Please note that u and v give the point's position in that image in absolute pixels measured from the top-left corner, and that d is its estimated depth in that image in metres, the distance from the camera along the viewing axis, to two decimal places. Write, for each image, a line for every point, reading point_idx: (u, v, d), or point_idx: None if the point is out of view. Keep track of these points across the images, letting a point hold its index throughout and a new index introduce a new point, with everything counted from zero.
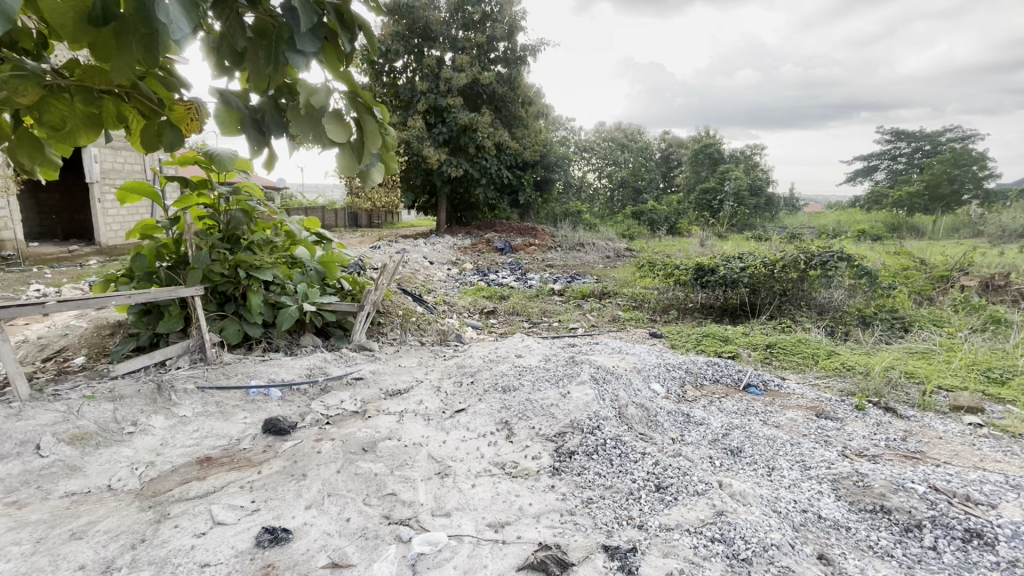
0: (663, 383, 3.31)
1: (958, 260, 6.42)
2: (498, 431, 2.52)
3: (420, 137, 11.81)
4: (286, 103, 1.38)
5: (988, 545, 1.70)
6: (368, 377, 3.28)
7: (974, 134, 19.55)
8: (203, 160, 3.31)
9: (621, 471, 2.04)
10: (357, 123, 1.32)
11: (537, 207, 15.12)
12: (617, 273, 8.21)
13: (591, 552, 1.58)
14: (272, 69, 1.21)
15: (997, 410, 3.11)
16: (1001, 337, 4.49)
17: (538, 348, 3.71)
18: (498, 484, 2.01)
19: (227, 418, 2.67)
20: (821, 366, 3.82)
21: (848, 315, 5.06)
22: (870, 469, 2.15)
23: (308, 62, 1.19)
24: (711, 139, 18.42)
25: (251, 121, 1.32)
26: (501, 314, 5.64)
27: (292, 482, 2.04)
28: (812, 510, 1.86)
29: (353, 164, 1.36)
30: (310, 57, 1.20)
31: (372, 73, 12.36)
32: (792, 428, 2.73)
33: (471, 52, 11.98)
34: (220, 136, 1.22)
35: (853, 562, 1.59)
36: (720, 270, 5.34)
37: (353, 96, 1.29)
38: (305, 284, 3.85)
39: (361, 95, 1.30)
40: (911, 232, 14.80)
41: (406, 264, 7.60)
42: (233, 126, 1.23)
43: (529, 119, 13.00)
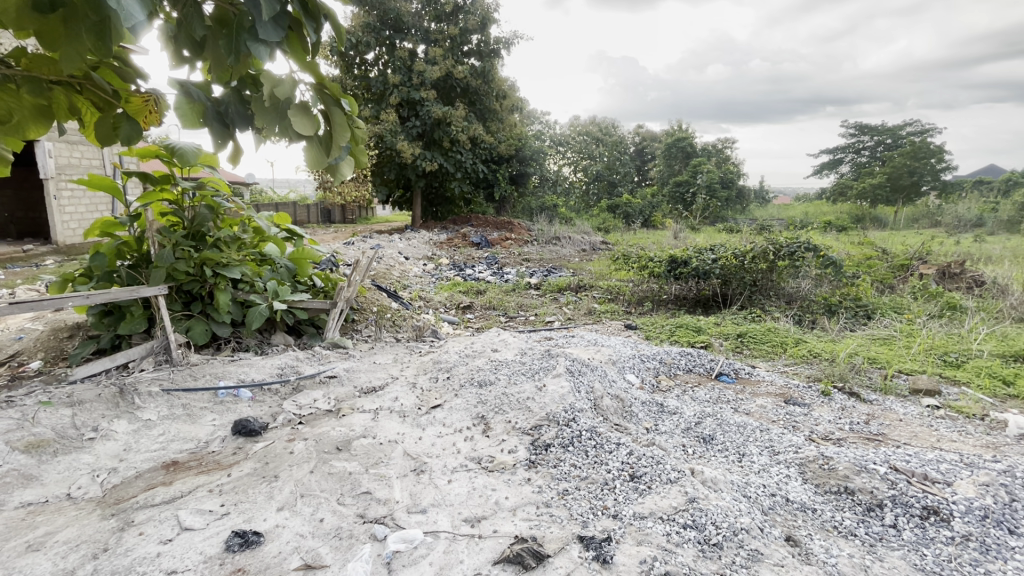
0: (637, 373, 3.37)
1: (917, 250, 6.67)
2: (474, 426, 2.51)
3: (394, 131, 11.63)
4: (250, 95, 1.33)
5: (944, 521, 1.78)
6: (341, 375, 3.22)
7: (932, 128, 20.25)
8: (165, 154, 3.18)
9: (596, 462, 2.06)
10: (325, 116, 1.29)
11: (513, 201, 15.10)
12: (593, 266, 8.28)
13: (567, 542, 1.59)
14: (233, 59, 1.17)
15: (953, 392, 3.26)
16: (957, 322, 4.69)
17: (514, 342, 3.71)
18: (474, 479, 2.00)
19: (195, 421, 2.59)
20: (790, 354, 3.93)
21: (815, 304, 5.22)
22: (834, 452, 2.22)
23: (271, 53, 1.15)
24: (683, 132, 18.68)
25: (213, 114, 1.27)
26: (478, 309, 5.62)
27: (263, 484, 1.99)
28: (781, 494, 1.91)
29: (321, 157, 1.32)
30: (273, 47, 1.16)
31: (342, 65, 12.09)
32: (761, 414, 2.80)
33: (443, 45, 11.84)
34: (182, 129, 1.17)
35: (819, 543, 1.65)
36: (693, 262, 5.46)
37: (320, 87, 1.26)
38: (275, 282, 3.75)
39: (328, 86, 1.26)
40: (874, 223, 15.28)
41: (380, 260, 7.50)
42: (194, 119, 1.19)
43: (503, 112, 12.97)
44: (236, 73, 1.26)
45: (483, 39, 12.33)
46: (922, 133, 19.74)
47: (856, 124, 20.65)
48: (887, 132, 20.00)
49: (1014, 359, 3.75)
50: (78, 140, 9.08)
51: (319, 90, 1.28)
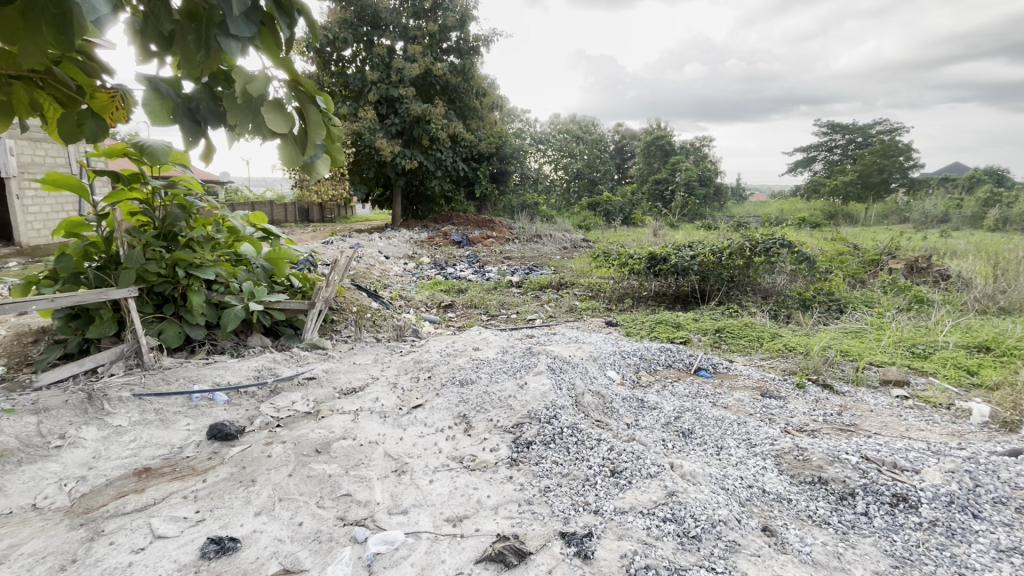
0: (618, 369, 3.40)
1: (887, 245, 6.87)
2: (456, 425, 2.50)
3: (372, 129, 11.50)
4: (221, 91, 1.30)
5: (912, 508, 1.84)
6: (320, 376, 3.18)
7: (900, 127, 20.87)
8: (133, 152, 3.09)
9: (577, 458, 2.07)
10: (300, 113, 1.27)
11: (494, 199, 15.07)
12: (574, 264, 8.33)
13: (548, 539, 1.60)
14: (203, 55, 1.14)
15: (921, 382, 3.37)
16: (924, 315, 4.86)
17: (496, 340, 3.71)
18: (456, 478, 2.00)
19: (168, 426, 2.52)
20: (766, 348, 4.01)
21: (790, 299, 5.34)
22: (809, 443, 2.27)
23: (243, 48, 1.13)
24: (661, 131, 18.89)
25: (184, 111, 1.23)
26: (459, 308, 5.60)
27: (240, 489, 1.95)
28: (757, 485, 1.95)
29: (296, 155, 1.30)
30: (245, 42, 1.13)
31: (319, 61, 11.90)
32: (739, 408, 2.86)
33: (422, 42, 11.74)
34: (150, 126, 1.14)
35: (794, 532, 1.68)
36: (672, 259, 5.52)
37: (294, 84, 1.24)
38: (251, 282, 3.68)
39: (302, 83, 1.24)
40: (846, 219, 15.68)
41: (360, 260, 7.41)
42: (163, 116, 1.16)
43: (483, 110, 12.93)
44: (205, 68, 1.22)
45: (462, 36, 12.27)
46: (891, 131, 20.32)
47: (829, 123, 21.15)
48: (858, 131, 20.52)
49: (978, 350, 3.89)
50: (42, 137, 8.76)
51: (293, 87, 1.26)
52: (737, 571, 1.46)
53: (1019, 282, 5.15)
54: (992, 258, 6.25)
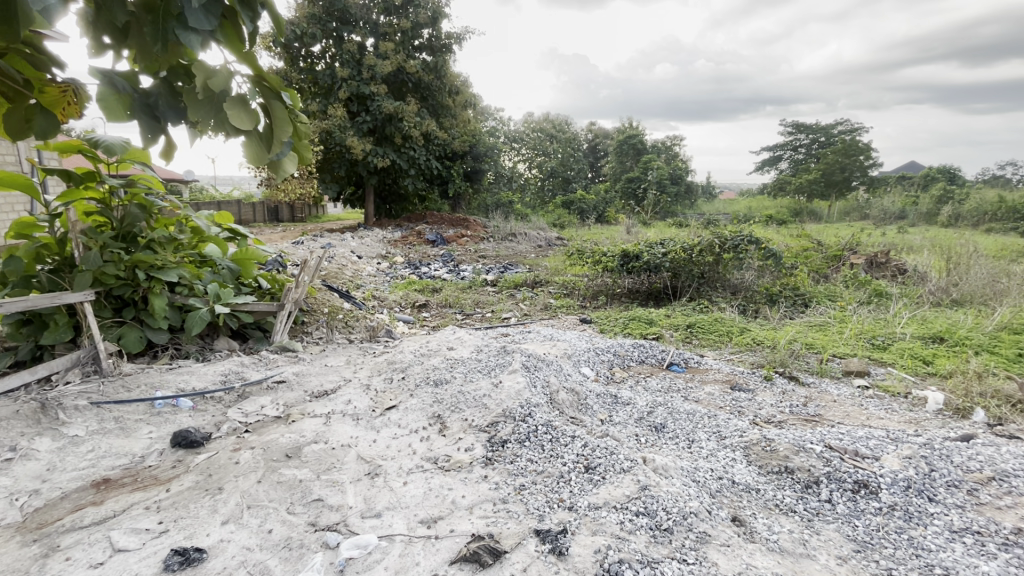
0: (592, 366, 3.42)
1: (848, 241, 7.12)
2: (430, 425, 2.48)
3: (343, 127, 11.29)
4: (181, 86, 1.25)
5: (873, 494, 1.91)
6: (291, 380, 3.11)
7: (860, 128, 21.66)
8: (88, 149, 2.95)
9: (552, 455, 2.08)
10: (265, 110, 1.23)
11: (468, 198, 15.00)
12: (548, 262, 8.36)
13: (523, 537, 1.60)
14: (162, 49, 1.09)
15: (880, 372, 3.51)
16: (883, 308, 5.06)
17: (471, 339, 3.69)
18: (430, 479, 1.98)
19: (129, 434, 2.42)
20: (735, 342, 4.11)
21: (758, 294, 5.48)
22: (776, 434, 2.33)
23: (204, 42, 1.08)
24: (633, 129, 19.13)
25: (142, 107, 1.18)
26: (434, 307, 5.55)
27: (206, 498, 1.89)
28: (727, 476, 1.99)
29: (262, 154, 1.26)
30: (205, 36, 1.09)
31: (287, 57, 11.61)
32: (709, 401, 2.92)
33: (393, 39, 11.58)
34: (107, 123, 1.09)
35: (762, 521, 1.73)
36: (644, 256, 5.60)
37: (258, 80, 1.20)
38: (216, 284, 3.57)
39: (267, 79, 1.20)
40: (811, 216, 16.18)
41: (331, 260, 7.27)
42: (119, 112, 1.10)
43: (456, 108, 12.84)
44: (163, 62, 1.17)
45: (434, 34, 12.16)
46: (852, 131, 21.06)
47: (793, 123, 21.78)
48: (821, 131, 21.19)
49: (932, 340, 4.07)
50: None
51: (258, 83, 1.22)
52: (707, 561, 1.49)
53: (970, 275, 5.40)
54: (945, 253, 6.55)
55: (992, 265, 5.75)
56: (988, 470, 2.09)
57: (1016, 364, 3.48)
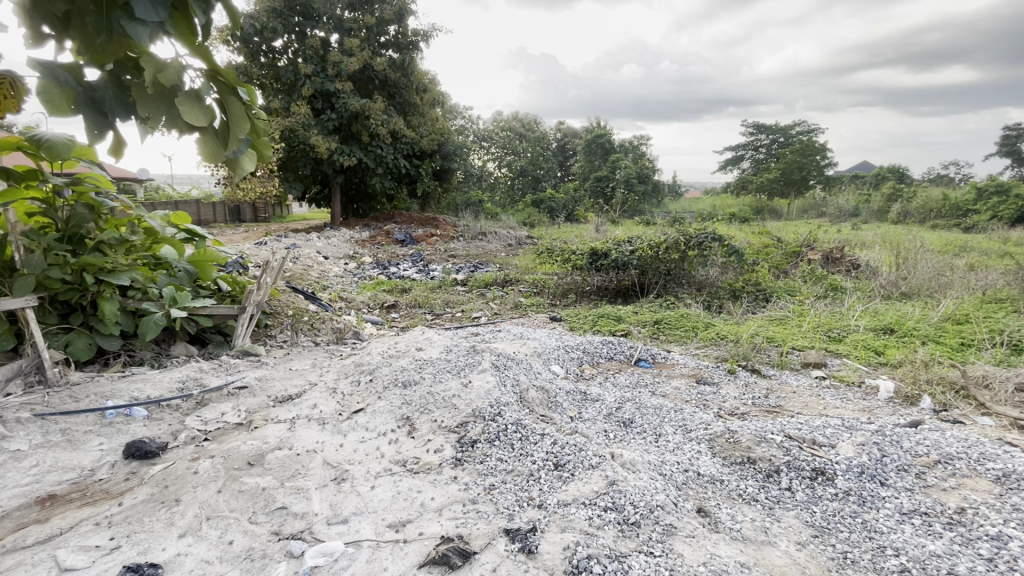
0: (562, 364, 3.44)
1: (806, 238, 7.39)
2: (399, 428, 2.44)
3: (307, 125, 11.00)
4: (129, 80, 1.18)
5: (830, 480, 1.99)
6: (253, 385, 3.01)
7: (817, 130, 22.52)
8: (29, 146, 2.78)
9: (522, 454, 2.08)
10: (220, 106, 1.18)
11: (437, 197, 14.87)
12: (519, 260, 8.37)
13: (493, 537, 1.59)
14: (107, 39, 1.03)
15: (836, 363, 3.66)
16: (838, 301, 5.28)
17: (440, 340, 3.65)
18: (399, 482, 1.95)
19: (77, 447, 2.29)
20: (700, 337, 4.21)
21: (722, 289, 5.64)
22: (738, 426, 2.39)
23: (153, 35, 1.03)
24: (601, 129, 19.35)
25: (87, 101, 1.12)
26: (403, 308, 5.48)
27: (162, 510, 1.81)
28: (692, 469, 2.04)
29: (218, 152, 1.21)
30: (155, 28, 1.04)
31: (247, 52, 11.22)
32: (676, 395, 2.98)
33: (359, 35, 11.35)
34: (47, 117, 1.03)
35: (725, 511, 1.77)
36: (612, 254, 5.69)
37: (213, 74, 1.15)
38: (172, 287, 3.42)
39: (223, 74, 1.15)
40: (771, 214, 16.73)
41: (296, 261, 7.08)
42: (62, 105, 1.04)
43: (424, 106, 12.71)
44: (109, 55, 1.11)
45: (401, 31, 11.97)
46: (809, 132, 21.87)
47: (754, 123, 22.43)
48: (780, 131, 21.93)
49: (884, 332, 4.27)
50: None
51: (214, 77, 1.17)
52: (674, 552, 1.51)
53: (917, 269, 5.69)
54: (894, 248, 6.88)
55: (937, 260, 6.07)
56: (935, 454, 2.21)
57: (959, 353, 3.69)
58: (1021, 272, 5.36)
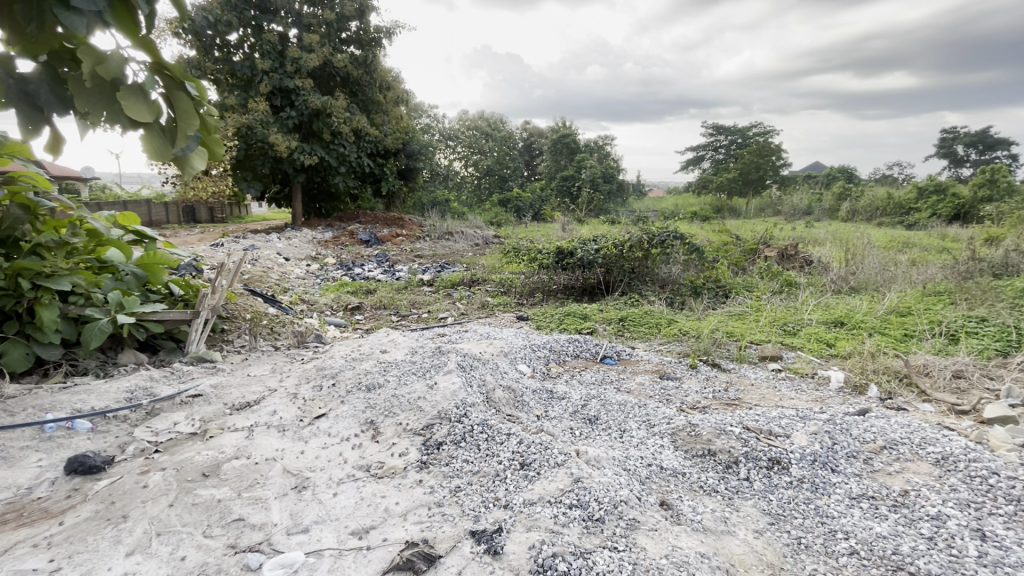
0: (529, 363, 3.45)
1: (763, 235, 7.66)
2: (363, 432, 2.39)
3: (265, 122, 10.63)
4: (66, 73, 1.12)
5: (784, 469, 2.07)
6: (208, 393, 2.89)
7: (772, 131, 23.36)
8: None
9: (487, 454, 2.07)
10: (167, 102, 1.14)
11: (403, 196, 14.67)
12: (486, 260, 8.35)
13: (458, 540, 1.58)
14: (39, 29, 0.97)
15: (791, 355, 3.81)
16: (793, 296, 5.50)
17: (405, 341, 3.60)
18: (362, 489, 1.91)
19: (13, 464, 2.14)
20: (663, 334, 4.30)
21: (684, 286, 5.78)
22: (699, 419, 2.46)
23: (91, 26, 0.98)
24: (566, 129, 19.52)
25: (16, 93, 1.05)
26: (368, 309, 5.38)
27: (107, 528, 1.71)
28: (656, 463, 2.08)
29: (165, 150, 1.18)
30: (92, 18, 0.99)
31: (199, 46, 10.74)
32: (640, 391, 3.04)
33: (319, 31, 11.05)
34: None
35: (687, 503, 1.82)
36: (578, 253, 5.76)
37: (159, 67, 1.11)
38: (119, 291, 3.24)
39: (169, 67, 1.11)
40: (731, 213, 17.27)
41: (255, 263, 6.83)
42: None
43: (388, 104, 12.49)
44: (42, 45, 1.05)
45: (362, 27, 11.72)
46: (765, 134, 22.68)
47: (714, 124, 23.07)
48: (738, 132, 22.67)
49: (835, 325, 4.47)
50: None
51: (160, 71, 1.13)
52: (637, 546, 1.54)
53: (864, 265, 5.99)
54: (844, 245, 7.22)
55: (882, 256, 6.40)
56: (881, 440, 2.33)
57: (902, 344, 3.90)
58: (957, 266, 5.71)
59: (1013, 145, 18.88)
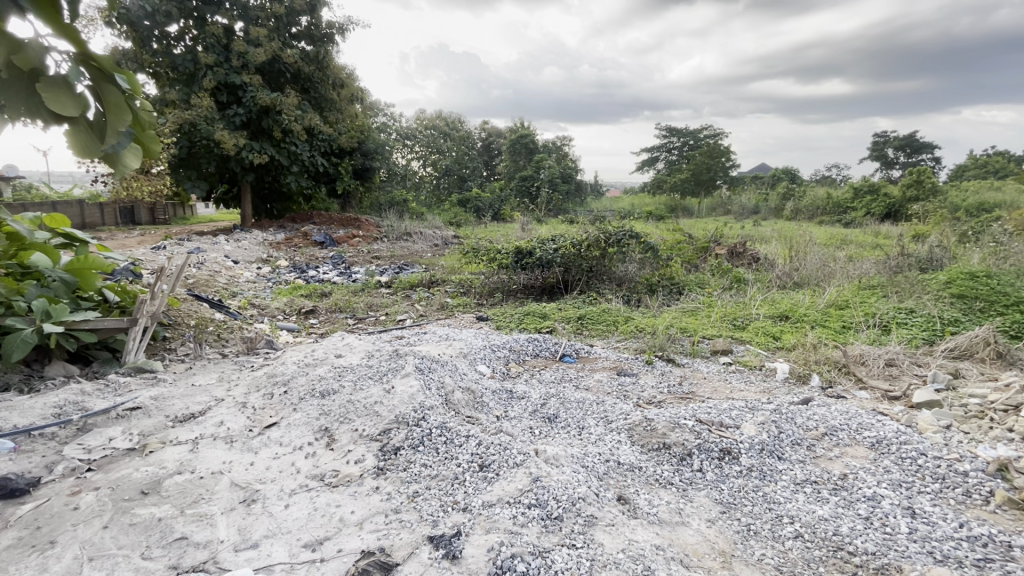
0: (488, 363, 3.44)
1: (714, 234, 7.93)
2: (316, 440, 2.31)
3: (210, 119, 10.12)
4: None
5: (735, 458, 2.15)
6: (148, 405, 2.72)
7: (722, 133, 24.22)
8: None
9: (446, 457, 2.05)
10: (93, 96, 1.04)
11: (359, 196, 14.34)
12: (445, 261, 8.27)
13: (416, 545, 1.55)
14: None
15: (741, 349, 3.97)
16: (741, 292, 5.73)
17: (361, 345, 3.51)
18: (316, 499, 1.85)
19: None
20: (620, 331, 4.38)
21: (640, 284, 5.91)
22: (655, 414, 2.51)
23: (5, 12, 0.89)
24: (525, 129, 19.61)
25: None
26: (323, 313, 5.22)
27: (32, 555, 1.58)
28: (613, 458, 2.11)
29: (91, 146, 1.07)
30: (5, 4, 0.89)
31: (136, 37, 10.11)
32: (598, 388, 3.09)
33: (267, 24, 10.62)
34: None
35: (643, 496, 1.85)
36: (536, 253, 5.79)
37: (86, 58, 1.01)
38: (45, 300, 3.00)
39: (94, 57, 1.02)
40: (684, 212, 17.84)
41: (200, 266, 6.51)
42: None
43: (342, 102, 12.18)
44: None
45: (313, 22, 11.35)
46: (715, 136, 23.51)
47: (667, 126, 23.73)
48: (690, 134, 23.42)
49: (780, 319, 4.68)
50: None
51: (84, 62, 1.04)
52: (594, 542, 1.56)
53: (807, 261, 6.30)
54: (788, 243, 7.58)
55: (823, 252, 6.76)
56: (822, 427, 2.46)
57: (841, 335, 4.14)
58: (889, 261, 6.10)
59: (936, 149, 20.36)
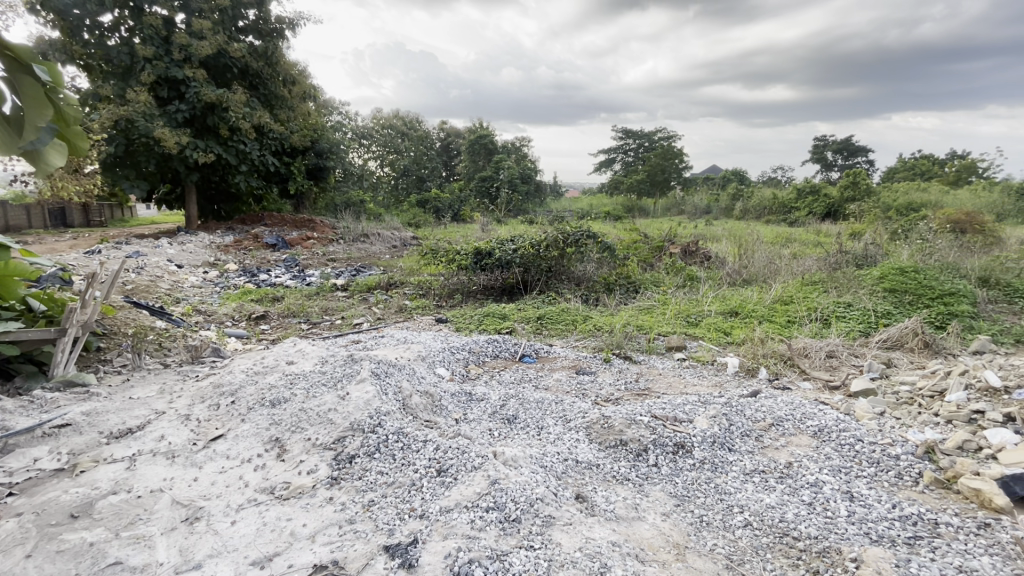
0: (447, 366, 3.41)
1: (669, 233, 8.16)
2: (266, 451, 2.22)
3: (149, 115, 9.55)
4: None
5: (688, 452, 2.21)
6: (79, 421, 2.52)
7: (676, 135, 24.97)
8: None
9: (403, 464, 2.01)
10: (11, 87, 1.26)
11: (313, 197, 13.92)
12: (404, 263, 8.14)
13: (372, 556, 1.51)
14: None
15: (694, 345, 4.10)
16: (694, 289, 5.92)
17: (314, 350, 3.40)
18: (265, 513, 1.77)
19: None
20: (579, 330, 4.43)
21: (598, 284, 6.00)
22: (612, 411, 2.55)
23: None
24: (484, 129, 19.56)
25: None
26: (274, 318, 5.02)
27: None
28: (571, 457, 2.13)
29: (11, 139, 1.28)
30: None
31: (64, 26, 9.42)
32: (557, 387, 3.11)
33: (211, 17, 10.13)
34: None
35: (600, 494, 1.87)
36: (496, 253, 5.79)
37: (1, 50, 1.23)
38: None
39: (10, 52, 1.24)
40: (641, 212, 18.29)
41: (139, 272, 6.13)
42: None
43: (293, 99, 11.78)
44: None
45: (261, 16, 10.91)
46: (668, 138, 24.25)
47: (623, 129, 24.23)
48: (645, 136, 24.04)
49: (730, 314, 4.87)
50: None
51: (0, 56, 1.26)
52: (552, 543, 1.56)
53: (755, 259, 6.58)
54: (737, 241, 7.90)
55: (769, 250, 7.08)
56: (769, 418, 2.57)
57: (786, 329, 4.35)
58: (829, 259, 6.46)
59: (870, 153, 21.77)
